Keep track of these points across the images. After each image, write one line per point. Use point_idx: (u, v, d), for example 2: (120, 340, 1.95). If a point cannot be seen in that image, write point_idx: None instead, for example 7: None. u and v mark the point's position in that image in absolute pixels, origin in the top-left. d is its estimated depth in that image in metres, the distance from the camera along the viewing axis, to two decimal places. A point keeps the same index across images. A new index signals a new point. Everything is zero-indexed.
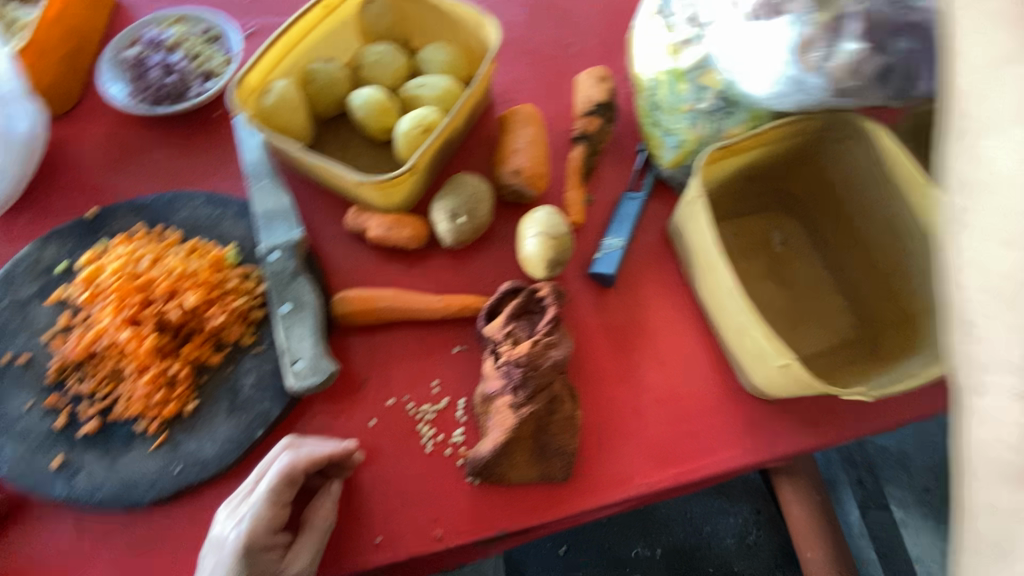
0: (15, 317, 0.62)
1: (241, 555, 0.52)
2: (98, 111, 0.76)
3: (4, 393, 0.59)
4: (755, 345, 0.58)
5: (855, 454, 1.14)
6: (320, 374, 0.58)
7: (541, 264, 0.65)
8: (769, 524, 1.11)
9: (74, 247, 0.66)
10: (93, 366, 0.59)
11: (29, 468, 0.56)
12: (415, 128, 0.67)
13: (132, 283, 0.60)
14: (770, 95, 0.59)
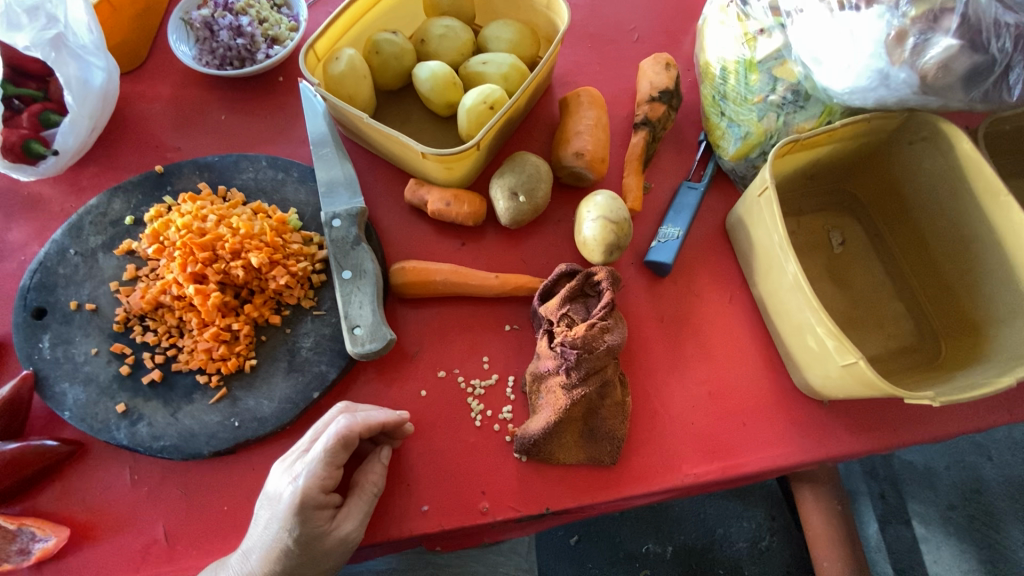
0: (82, 265, 0.63)
1: (294, 511, 0.51)
2: (164, 71, 0.77)
3: (71, 338, 0.60)
4: (817, 344, 0.58)
5: (878, 466, 1.07)
6: (378, 341, 0.59)
7: (599, 249, 0.65)
8: (783, 532, 1.10)
9: (140, 201, 0.67)
10: (157, 317, 0.61)
11: (92, 412, 0.57)
12: (480, 104, 0.66)
13: (198, 239, 0.60)
14: (850, 90, 0.58)
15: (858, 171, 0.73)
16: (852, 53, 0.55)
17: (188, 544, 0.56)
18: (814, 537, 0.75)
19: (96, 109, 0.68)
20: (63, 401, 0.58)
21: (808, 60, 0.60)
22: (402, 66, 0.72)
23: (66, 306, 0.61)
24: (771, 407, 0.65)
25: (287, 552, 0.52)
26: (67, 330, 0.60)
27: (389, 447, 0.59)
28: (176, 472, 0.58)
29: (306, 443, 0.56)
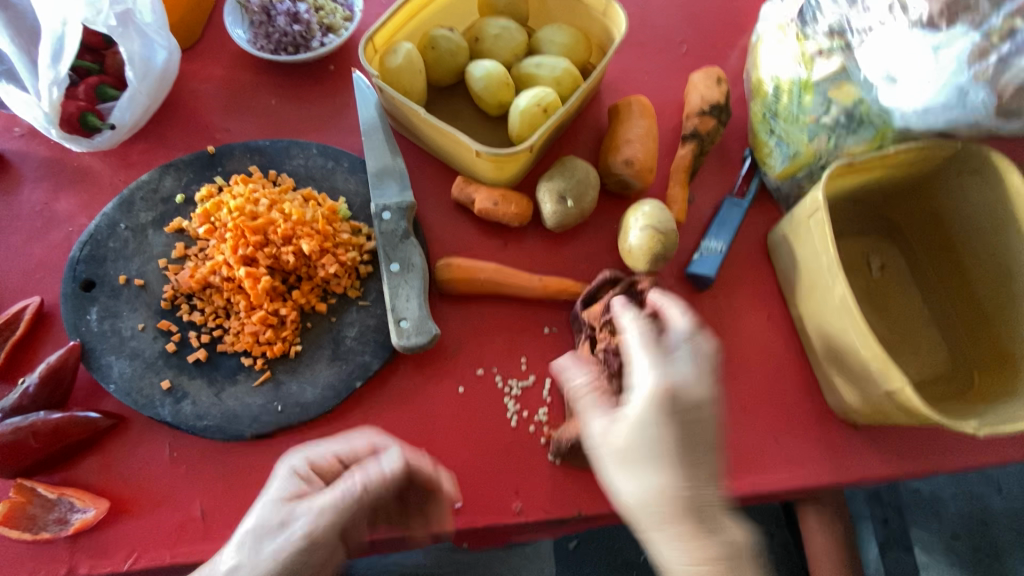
0: (132, 241, 0.64)
1: (277, 474, 0.51)
2: (217, 52, 0.78)
3: (118, 311, 0.61)
4: (859, 368, 0.58)
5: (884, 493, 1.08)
6: (424, 336, 0.59)
7: (644, 257, 0.65)
8: (781, 550, 1.11)
9: (190, 180, 0.67)
10: (205, 297, 0.61)
11: (137, 387, 0.58)
12: (533, 107, 0.67)
13: (250, 223, 0.60)
14: (923, 109, 0.59)
15: (901, 199, 0.73)
16: (931, 73, 0.57)
17: (225, 524, 0.56)
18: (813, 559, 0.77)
19: (155, 85, 0.69)
20: (108, 374, 0.58)
21: (878, 79, 0.61)
22: (456, 62, 0.72)
23: (115, 281, 0.62)
24: (805, 427, 0.65)
25: (255, 520, 0.47)
26: (114, 304, 0.61)
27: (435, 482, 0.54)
28: (215, 453, 0.58)
29: None
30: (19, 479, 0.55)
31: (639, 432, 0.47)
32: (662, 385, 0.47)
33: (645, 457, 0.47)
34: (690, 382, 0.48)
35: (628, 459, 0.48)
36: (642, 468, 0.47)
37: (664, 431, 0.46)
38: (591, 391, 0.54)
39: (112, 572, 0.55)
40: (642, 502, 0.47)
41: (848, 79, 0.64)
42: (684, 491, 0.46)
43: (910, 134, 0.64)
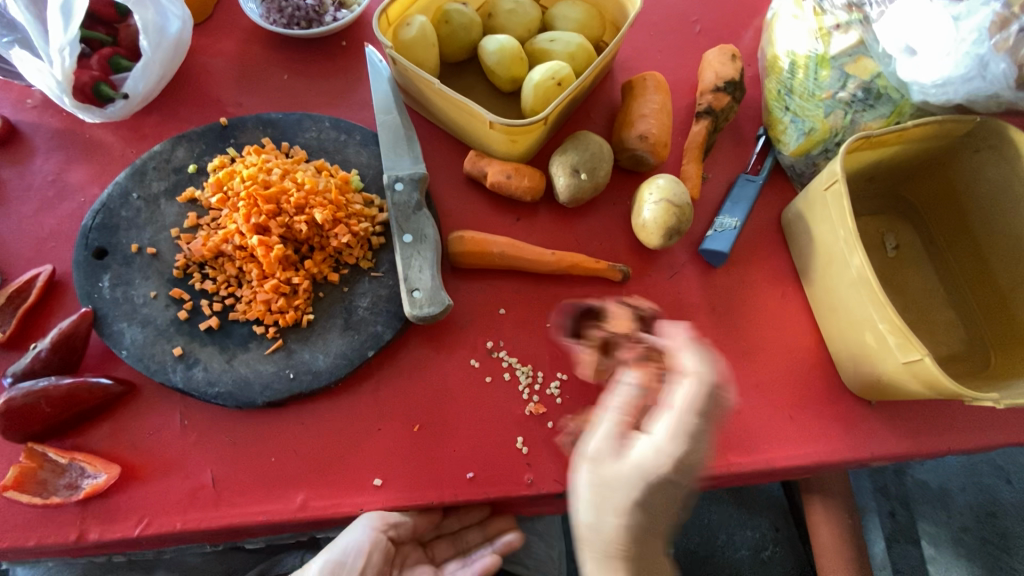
0: (144, 210, 0.64)
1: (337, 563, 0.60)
2: (229, 27, 0.78)
3: (130, 279, 0.61)
4: (876, 342, 0.57)
5: (890, 485, 1.12)
6: (437, 306, 0.59)
7: (659, 232, 0.64)
8: (786, 543, 1.12)
9: (203, 151, 0.67)
10: (217, 266, 0.61)
11: (150, 353, 0.58)
12: (548, 80, 0.66)
13: (263, 191, 0.60)
14: (941, 81, 0.59)
15: (916, 178, 0.72)
16: (951, 43, 0.57)
17: (237, 491, 0.56)
18: (819, 546, 0.77)
19: (169, 55, 0.68)
20: (120, 341, 0.58)
21: (895, 52, 0.61)
22: (469, 37, 0.72)
23: (127, 249, 0.62)
24: (820, 403, 0.64)
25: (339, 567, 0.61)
26: (127, 272, 0.61)
27: (513, 534, 0.67)
28: (227, 420, 0.58)
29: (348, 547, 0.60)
30: (31, 442, 0.55)
31: (637, 487, 0.48)
32: (668, 457, 0.48)
33: (622, 504, 0.49)
34: (691, 463, 0.48)
35: (611, 498, 0.49)
36: (610, 508, 0.49)
37: (652, 495, 0.48)
38: (614, 422, 0.51)
39: (122, 538, 0.54)
40: (603, 539, 0.50)
41: (866, 52, 0.65)
42: (641, 540, 0.50)
43: (928, 108, 0.64)
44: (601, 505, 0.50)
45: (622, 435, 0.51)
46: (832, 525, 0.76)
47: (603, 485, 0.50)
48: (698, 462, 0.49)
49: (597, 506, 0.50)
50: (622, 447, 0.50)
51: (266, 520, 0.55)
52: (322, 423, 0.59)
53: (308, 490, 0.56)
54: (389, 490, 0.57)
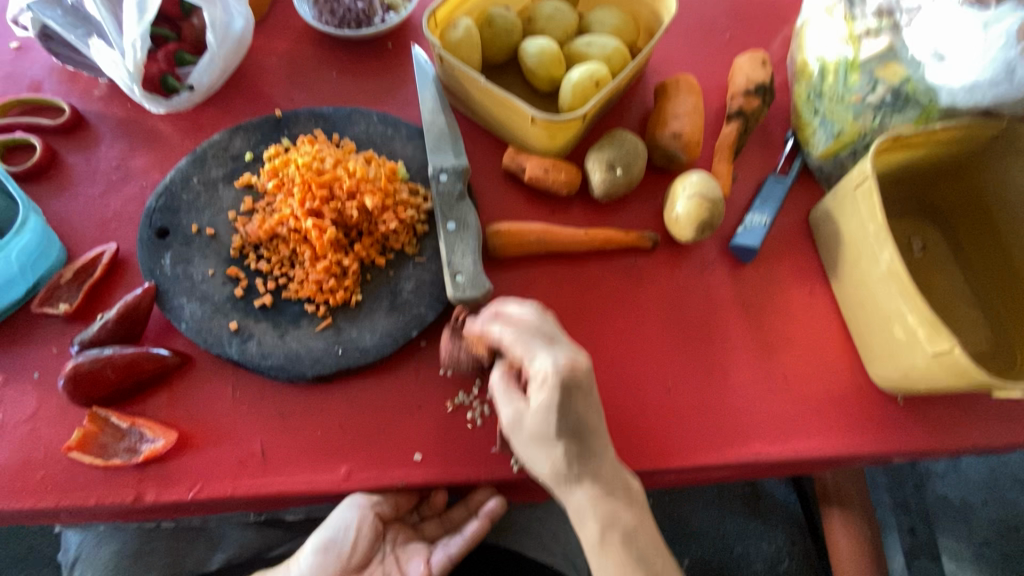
0: (203, 193, 0.68)
1: (319, 546, 0.63)
2: (282, 28, 0.82)
3: (190, 257, 0.65)
4: (906, 334, 0.59)
5: (910, 501, 1.18)
6: (478, 290, 0.61)
7: (691, 226, 0.67)
8: (802, 556, 1.19)
9: (259, 140, 0.71)
10: (271, 248, 0.65)
11: (208, 327, 0.61)
12: (586, 80, 0.69)
13: (317, 178, 0.64)
14: (970, 86, 0.61)
15: (944, 182, 0.74)
16: (979, 49, 0.59)
17: (285, 460, 0.59)
18: (838, 555, 0.83)
19: (230, 52, 0.73)
20: (179, 314, 0.62)
21: (925, 58, 0.64)
22: (510, 39, 0.75)
23: (188, 229, 0.66)
24: (847, 397, 0.66)
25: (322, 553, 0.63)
26: (187, 251, 0.65)
27: (495, 500, 0.64)
28: (276, 392, 0.61)
29: (334, 533, 0.62)
30: (95, 407, 0.59)
31: (547, 418, 0.50)
32: (559, 370, 0.50)
33: (550, 435, 0.51)
34: (577, 367, 0.51)
35: (540, 435, 0.52)
36: (544, 449, 0.52)
37: (564, 420, 0.51)
38: (503, 383, 0.54)
39: (176, 500, 0.57)
40: (558, 471, 0.53)
41: (895, 58, 0.67)
42: (587, 456, 0.53)
43: (956, 112, 0.66)
44: (535, 457, 0.54)
45: (516, 386, 0.53)
46: (851, 536, 0.82)
47: (529, 439, 0.53)
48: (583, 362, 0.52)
49: (537, 461, 0.54)
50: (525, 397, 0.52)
51: (311, 489, 0.58)
52: (367, 399, 0.61)
53: (352, 462, 0.59)
54: (429, 465, 0.59)
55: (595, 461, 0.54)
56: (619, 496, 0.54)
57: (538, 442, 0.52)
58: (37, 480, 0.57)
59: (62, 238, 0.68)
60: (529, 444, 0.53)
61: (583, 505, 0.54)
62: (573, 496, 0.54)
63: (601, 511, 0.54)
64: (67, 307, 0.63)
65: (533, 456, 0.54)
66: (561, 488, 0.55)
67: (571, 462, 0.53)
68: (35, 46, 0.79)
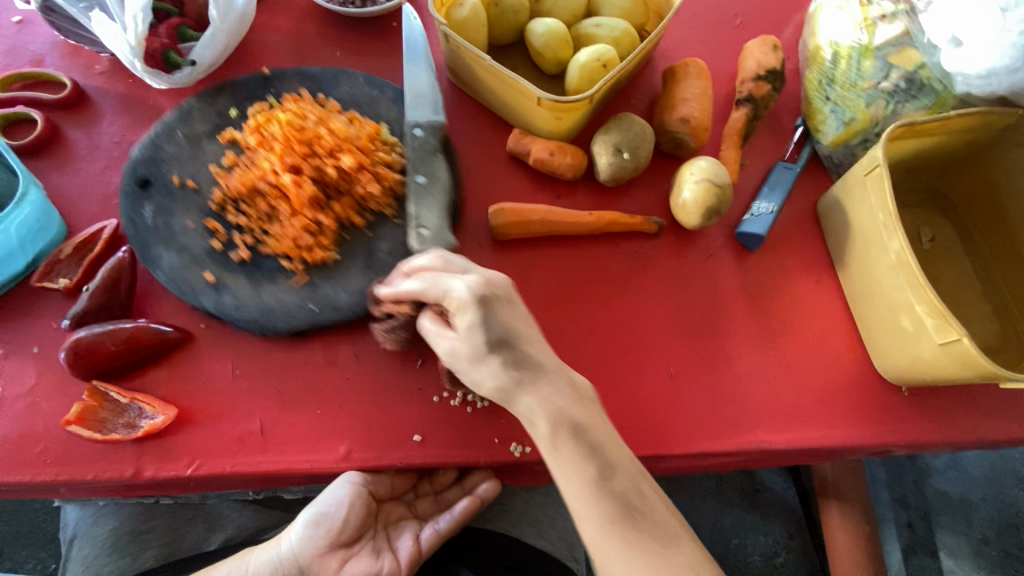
0: (186, 146, 0.67)
1: (309, 526, 0.60)
2: (285, 5, 0.81)
3: (171, 209, 0.64)
4: (913, 324, 0.58)
5: (909, 497, 1.18)
6: (439, 245, 0.62)
7: (697, 212, 0.66)
8: (799, 550, 1.19)
9: (246, 96, 0.71)
10: (250, 203, 0.64)
11: (185, 277, 0.62)
12: (594, 61, 0.68)
13: (299, 135, 0.64)
14: (986, 72, 0.60)
15: (955, 172, 0.73)
16: (998, 33, 0.58)
17: (284, 439, 0.59)
18: (836, 550, 0.82)
19: (233, 28, 0.71)
20: (157, 263, 0.62)
21: (941, 42, 0.63)
22: (517, 20, 0.74)
23: (169, 181, 0.66)
24: (851, 387, 0.65)
25: (312, 534, 0.60)
26: (168, 202, 0.65)
27: (489, 482, 0.66)
28: (276, 371, 0.61)
29: (322, 512, 0.60)
30: (94, 382, 0.59)
31: (472, 328, 0.51)
32: (474, 284, 0.52)
33: (483, 347, 0.51)
34: (486, 286, 0.52)
35: (472, 351, 0.52)
36: (479, 364, 0.52)
37: (490, 334, 0.51)
38: (431, 322, 0.53)
39: (175, 477, 0.57)
40: (500, 384, 0.52)
41: (910, 43, 0.66)
42: (523, 361, 0.53)
43: (971, 100, 0.65)
44: (479, 379, 0.53)
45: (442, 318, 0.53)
46: (848, 530, 0.82)
47: (465, 360, 0.52)
48: (495, 282, 0.53)
49: (481, 383, 0.53)
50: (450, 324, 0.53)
51: (309, 468, 0.58)
52: (367, 379, 0.61)
53: (350, 442, 0.59)
54: (428, 446, 0.59)
55: (535, 368, 0.53)
56: (567, 396, 0.53)
57: (473, 360, 0.52)
58: (36, 453, 0.57)
59: (62, 213, 0.68)
60: (466, 364, 0.52)
61: (534, 411, 0.53)
62: (524, 406, 0.53)
63: (551, 413, 0.52)
64: (67, 283, 0.62)
65: (476, 377, 0.53)
66: (511, 402, 0.54)
67: (509, 370, 0.52)
68: (37, 20, 0.78)
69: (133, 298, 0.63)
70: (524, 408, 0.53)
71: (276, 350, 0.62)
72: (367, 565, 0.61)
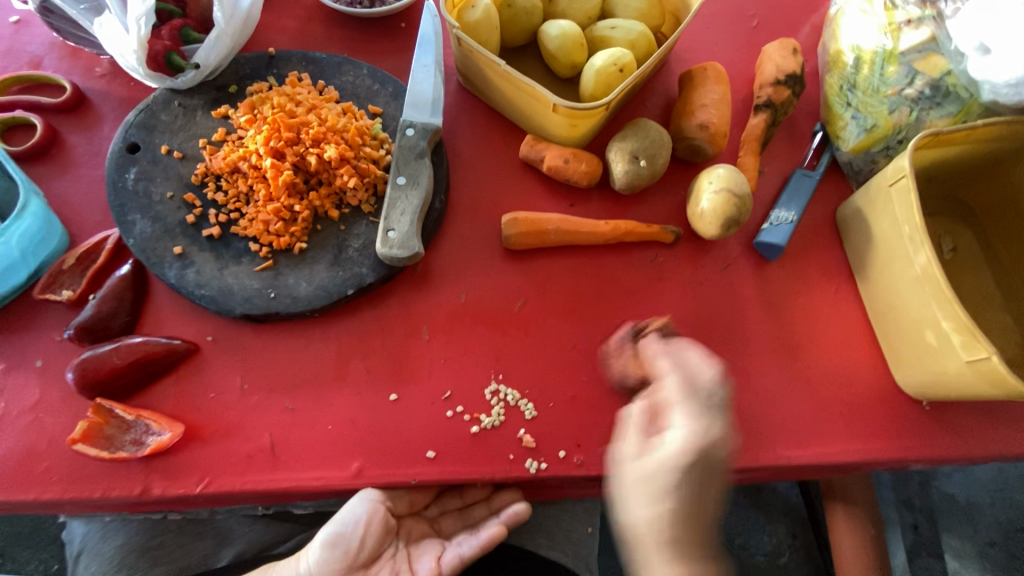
0: (181, 117, 0.67)
1: (327, 546, 0.59)
2: (290, 4, 0.78)
3: (153, 176, 0.64)
4: (938, 340, 0.57)
5: (914, 499, 1.17)
6: (407, 251, 0.60)
7: (716, 222, 0.65)
8: (803, 551, 1.18)
9: (247, 75, 0.70)
10: (230, 181, 0.64)
11: (153, 245, 0.61)
12: (610, 66, 0.66)
13: (287, 120, 0.62)
14: (1015, 81, 0.58)
15: (977, 181, 0.71)
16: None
17: (294, 455, 0.57)
18: (841, 556, 0.81)
19: (239, 29, 0.68)
20: (129, 228, 0.62)
21: (969, 50, 0.60)
22: (531, 22, 0.72)
23: (158, 149, 0.65)
24: (871, 401, 0.64)
25: (331, 553, 0.60)
26: (152, 169, 0.64)
27: (518, 504, 0.64)
28: (287, 385, 0.60)
29: (339, 530, 0.59)
30: (99, 399, 0.57)
31: (669, 470, 0.45)
32: (699, 442, 0.45)
33: (664, 491, 0.45)
34: (709, 435, 0.45)
35: (649, 487, 0.46)
36: (648, 504, 0.46)
37: (698, 476, 0.45)
38: (640, 419, 0.49)
39: (183, 495, 0.56)
40: (647, 517, 0.46)
41: (937, 50, 0.64)
42: (698, 496, 0.46)
43: (996, 109, 0.63)
44: (626, 498, 0.48)
45: (646, 435, 0.48)
46: (853, 534, 0.81)
47: (644, 493, 0.46)
48: (716, 395, 0.48)
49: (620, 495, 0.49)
50: (651, 442, 0.48)
51: (322, 485, 0.56)
52: (380, 394, 0.60)
53: (363, 458, 0.58)
54: (442, 463, 0.58)
55: (688, 502, 0.46)
56: (688, 522, 0.46)
57: (643, 491, 0.46)
58: (41, 471, 0.55)
59: (64, 221, 0.66)
60: (644, 500, 0.46)
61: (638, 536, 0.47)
62: (637, 518, 0.47)
63: (665, 541, 0.45)
64: (70, 295, 0.61)
65: (627, 498, 0.48)
66: (630, 520, 0.48)
67: (659, 504, 0.46)
68: (35, 20, 0.76)
69: (139, 310, 0.62)
70: (636, 527, 0.47)
71: (287, 363, 0.60)
72: None
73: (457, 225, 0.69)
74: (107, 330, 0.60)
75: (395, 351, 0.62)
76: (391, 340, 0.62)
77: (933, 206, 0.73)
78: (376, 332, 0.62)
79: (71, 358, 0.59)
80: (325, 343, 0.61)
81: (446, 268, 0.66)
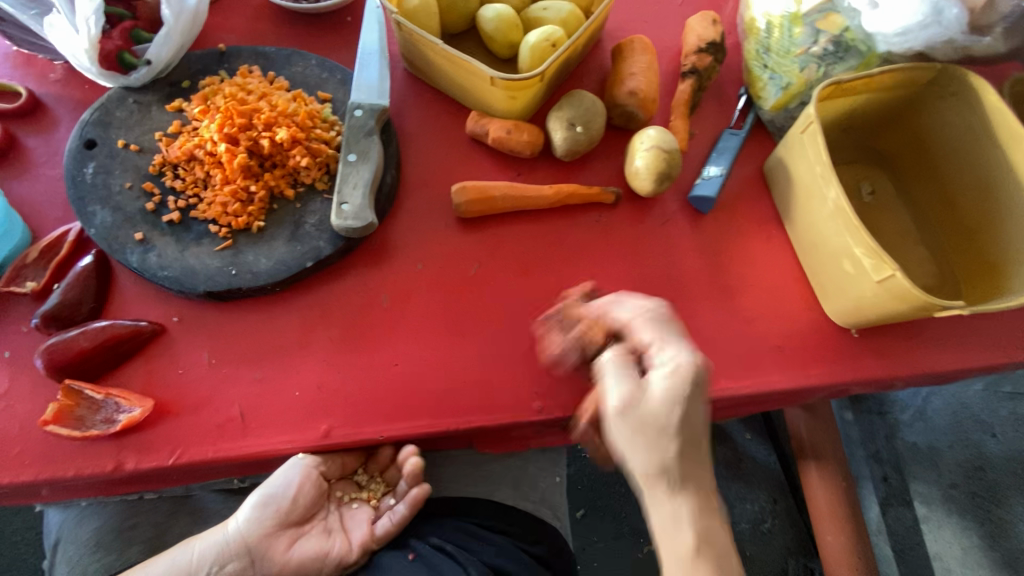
0: (136, 112, 0.70)
1: (257, 507, 0.63)
2: (237, 5, 0.82)
3: (111, 169, 0.67)
4: (854, 267, 0.62)
5: (882, 452, 1.24)
6: (361, 221, 0.64)
7: (649, 178, 0.69)
8: (784, 515, 1.23)
9: (200, 70, 0.74)
10: (188, 168, 0.67)
11: (114, 232, 0.64)
12: (543, 42, 0.71)
13: (239, 107, 0.66)
14: (901, 31, 0.64)
15: (888, 129, 0.77)
16: None
17: (265, 422, 0.60)
18: (818, 512, 0.85)
19: (188, 27, 0.71)
20: (90, 219, 0.64)
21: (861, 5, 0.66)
22: (468, 7, 0.76)
23: (114, 143, 0.68)
24: (806, 334, 0.69)
25: (261, 514, 0.63)
26: (110, 162, 0.67)
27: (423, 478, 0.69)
28: (254, 357, 0.62)
29: (271, 492, 0.63)
30: (67, 381, 0.59)
31: (671, 406, 0.52)
32: (688, 363, 0.53)
33: (668, 428, 0.52)
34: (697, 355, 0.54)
35: (656, 436, 0.52)
36: (658, 441, 0.52)
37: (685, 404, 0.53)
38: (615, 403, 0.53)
39: (157, 467, 0.58)
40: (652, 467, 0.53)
41: (834, 9, 0.69)
42: (688, 420, 0.53)
43: (893, 59, 0.69)
44: (648, 468, 0.53)
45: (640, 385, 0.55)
46: (828, 490, 0.85)
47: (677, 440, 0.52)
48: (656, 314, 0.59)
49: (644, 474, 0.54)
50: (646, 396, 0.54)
51: (292, 448, 0.59)
52: (344, 360, 0.63)
53: (332, 420, 0.60)
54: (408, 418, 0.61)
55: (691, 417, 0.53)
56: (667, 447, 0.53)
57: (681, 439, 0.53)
58: (14, 456, 0.57)
59: (25, 219, 0.68)
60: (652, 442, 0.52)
61: (685, 452, 0.53)
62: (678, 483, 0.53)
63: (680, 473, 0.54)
64: (34, 286, 0.63)
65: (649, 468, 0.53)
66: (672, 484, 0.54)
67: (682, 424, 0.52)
68: None
69: (104, 296, 0.64)
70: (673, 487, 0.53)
71: (252, 338, 0.63)
72: (320, 543, 0.66)
73: (410, 200, 0.72)
74: (74, 316, 0.62)
75: (357, 319, 0.65)
76: (352, 309, 0.65)
77: (852, 154, 0.79)
78: (337, 304, 0.65)
79: (38, 346, 0.61)
80: (289, 315, 0.64)
81: (401, 240, 0.70)
